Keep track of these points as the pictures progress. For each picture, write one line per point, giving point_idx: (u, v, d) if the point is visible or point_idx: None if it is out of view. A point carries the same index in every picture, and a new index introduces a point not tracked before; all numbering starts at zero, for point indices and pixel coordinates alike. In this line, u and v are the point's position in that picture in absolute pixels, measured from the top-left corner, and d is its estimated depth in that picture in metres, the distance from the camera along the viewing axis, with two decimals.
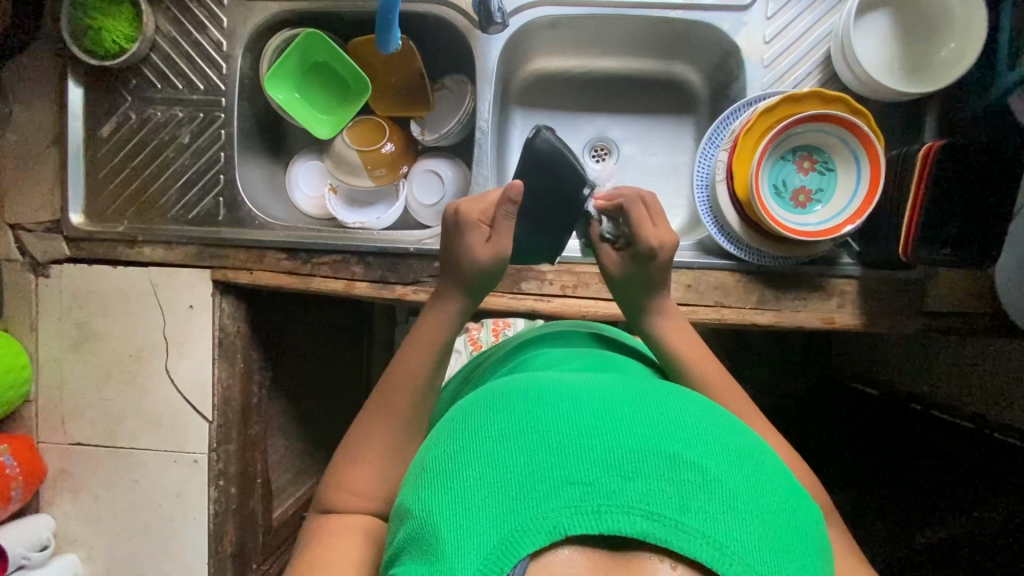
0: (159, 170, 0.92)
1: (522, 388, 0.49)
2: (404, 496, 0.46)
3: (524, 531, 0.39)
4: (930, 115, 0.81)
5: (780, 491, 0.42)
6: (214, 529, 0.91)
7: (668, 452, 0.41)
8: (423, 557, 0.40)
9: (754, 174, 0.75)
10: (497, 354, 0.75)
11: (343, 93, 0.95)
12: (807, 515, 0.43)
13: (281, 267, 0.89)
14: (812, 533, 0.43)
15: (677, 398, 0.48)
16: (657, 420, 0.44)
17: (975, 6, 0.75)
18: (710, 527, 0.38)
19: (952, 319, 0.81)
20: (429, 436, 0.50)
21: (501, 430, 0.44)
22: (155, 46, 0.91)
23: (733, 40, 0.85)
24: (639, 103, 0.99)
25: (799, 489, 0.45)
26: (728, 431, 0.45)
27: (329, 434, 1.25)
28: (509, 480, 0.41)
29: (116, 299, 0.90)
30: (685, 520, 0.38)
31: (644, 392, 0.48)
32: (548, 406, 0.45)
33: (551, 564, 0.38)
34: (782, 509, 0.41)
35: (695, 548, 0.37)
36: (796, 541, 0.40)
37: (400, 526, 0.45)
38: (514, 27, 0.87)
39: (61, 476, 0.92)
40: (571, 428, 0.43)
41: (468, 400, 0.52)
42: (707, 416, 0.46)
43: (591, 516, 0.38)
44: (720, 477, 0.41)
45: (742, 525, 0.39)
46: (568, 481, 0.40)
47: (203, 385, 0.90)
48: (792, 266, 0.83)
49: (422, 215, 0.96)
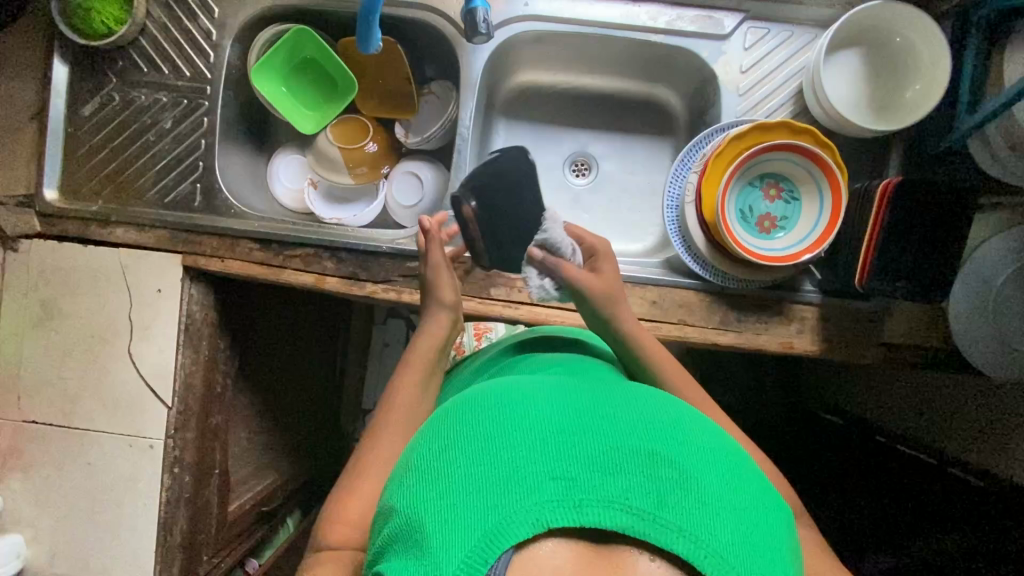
0: (138, 153, 0.92)
1: (505, 391, 0.52)
2: (391, 496, 0.48)
3: (507, 524, 0.40)
4: (895, 152, 0.84)
5: (753, 489, 0.46)
6: (164, 518, 0.90)
7: (645, 450, 0.44)
8: (410, 553, 0.42)
9: (720, 199, 0.77)
10: (476, 362, 0.80)
11: (329, 91, 0.97)
12: (777, 512, 0.46)
13: (253, 256, 0.89)
14: (781, 529, 0.45)
15: (655, 401, 0.51)
16: (636, 420, 0.47)
17: (940, 51, 0.79)
18: (687, 522, 0.41)
19: (906, 352, 0.84)
20: (414, 438, 0.53)
21: (485, 429, 0.46)
22: (144, 30, 0.91)
23: (710, 67, 0.88)
24: (619, 123, 1.02)
25: (770, 490, 0.48)
26: (703, 433, 0.48)
27: (293, 431, 1.25)
28: (494, 475, 0.43)
29: (84, 278, 0.89)
30: (663, 514, 0.41)
31: (625, 396, 0.52)
32: (534, 407, 0.48)
33: (536, 557, 0.40)
34: (754, 506, 0.44)
35: (672, 541, 0.40)
36: (767, 537, 0.43)
37: (386, 525, 0.47)
38: (500, 38, 0.89)
39: (12, 453, 0.90)
40: (553, 427, 0.46)
41: (452, 403, 0.54)
42: (683, 419, 0.49)
43: (573, 509, 0.41)
44: (695, 474, 0.44)
45: (717, 519, 0.41)
46: (551, 476, 0.42)
47: (166, 370, 0.89)
48: (755, 290, 0.85)
49: (400, 215, 0.97)
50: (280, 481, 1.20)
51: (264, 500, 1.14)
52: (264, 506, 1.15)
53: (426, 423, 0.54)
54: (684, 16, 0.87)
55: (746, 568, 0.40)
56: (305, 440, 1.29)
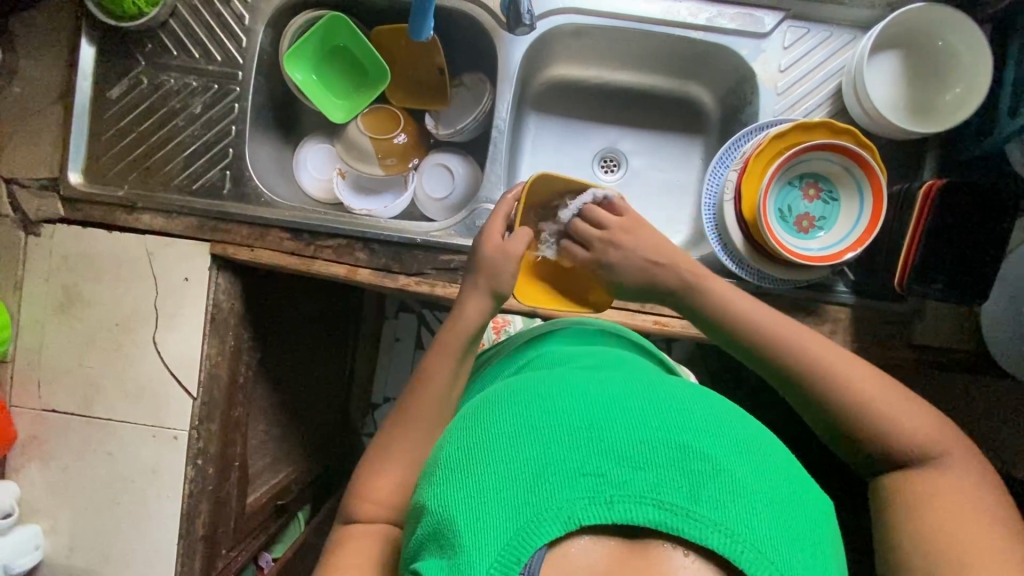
0: (166, 138, 0.90)
1: (531, 389, 0.51)
2: (420, 493, 0.48)
3: (538, 523, 0.40)
4: (933, 155, 0.84)
5: (787, 480, 0.44)
6: (186, 510, 0.88)
7: (676, 442, 0.43)
8: (441, 552, 0.42)
9: (762, 198, 0.77)
10: (502, 353, 0.75)
11: (360, 80, 0.95)
12: (815, 504, 0.44)
13: (283, 246, 0.88)
14: (820, 523, 0.44)
15: (683, 392, 0.50)
16: (665, 412, 0.46)
17: (982, 55, 0.79)
18: (723, 516, 0.39)
19: (937, 355, 0.84)
20: (442, 436, 0.52)
21: (513, 428, 0.46)
22: (175, 13, 0.90)
23: (749, 65, 0.87)
24: (650, 120, 1.01)
25: (807, 481, 0.46)
26: (734, 422, 0.47)
27: (306, 425, 1.23)
28: (523, 473, 0.42)
29: (109, 264, 0.87)
30: (697, 508, 0.39)
31: (652, 387, 0.50)
32: (561, 403, 0.47)
33: (568, 554, 0.39)
34: (791, 500, 0.42)
35: (708, 536, 0.38)
36: (804, 529, 0.41)
37: (417, 524, 0.46)
38: (540, 30, 0.89)
39: (31, 443, 0.89)
40: (580, 423, 0.44)
41: (479, 400, 0.53)
42: (713, 408, 0.48)
43: (604, 506, 0.40)
44: (729, 466, 0.42)
45: (753, 512, 0.40)
46: (581, 472, 0.41)
47: (192, 360, 0.88)
48: (791, 290, 0.85)
49: (429, 208, 0.97)
50: (294, 475, 1.19)
51: (279, 493, 1.13)
52: (280, 500, 1.13)
53: (454, 420, 0.54)
54: (725, 14, 0.86)
55: (784, 562, 0.39)
56: (317, 434, 1.27)
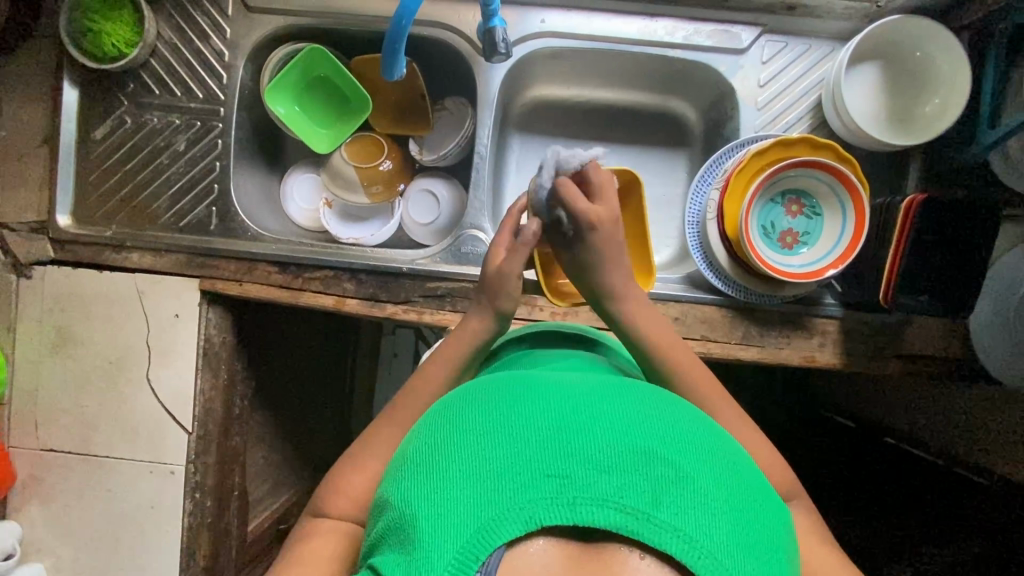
0: (151, 176, 0.91)
1: (504, 385, 0.51)
2: (385, 488, 0.48)
3: (499, 522, 0.40)
4: (914, 165, 0.84)
5: (749, 488, 0.44)
6: (186, 544, 0.89)
7: (642, 447, 0.43)
8: (400, 547, 0.42)
9: (743, 214, 0.77)
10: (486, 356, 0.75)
11: (343, 109, 0.96)
12: (774, 511, 0.45)
13: (272, 279, 0.88)
14: (777, 531, 0.44)
15: (655, 397, 0.50)
16: (635, 416, 0.46)
17: (962, 65, 0.79)
18: (681, 521, 0.40)
19: (929, 364, 0.83)
20: (412, 431, 0.52)
21: (481, 427, 0.46)
22: (155, 52, 0.90)
23: (728, 81, 0.87)
24: (634, 135, 1.01)
25: (770, 490, 0.47)
26: (703, 431, 0.47)
27: (305, 447, 1.24)
28: (487, 472, 0.42)
29: (101, 304, 0.88)
30: (657, 513, 0.40)
31: (624, 390, 0.50)
32: (530, 401, 0.47)
33: (525, 555, 0.39)
34: (752, 508, 0.43)
35: (666, 541, 0.39)
36: (760, 537, 0.42)
37: (380, 517, 0.46)
38: (518, 55, 0.89)
39: (31, 482, 0.90)
40: (550, 424, 0.44)
41: (451, 395, 0.53)
42: (683, 416, 0.48)
43: (566, 508, 0.40)
44: (692, 472, 0.42)
45: (713, 519, 0.40)
46: (544, 474, 0.41)
47: (184, 397, 0.88)
48: (777, 304, 0.85)
49: (417, 234, 0.97)
50: (295, 498, 1.19)
51: (280, 518, 1.14)
52: (281, 525, 1.14)
53: (424, 415, 0.54)
54: (702, 31, 0.86)
55: (741, 569, 0.39)
56: (317, 456, 1.27)
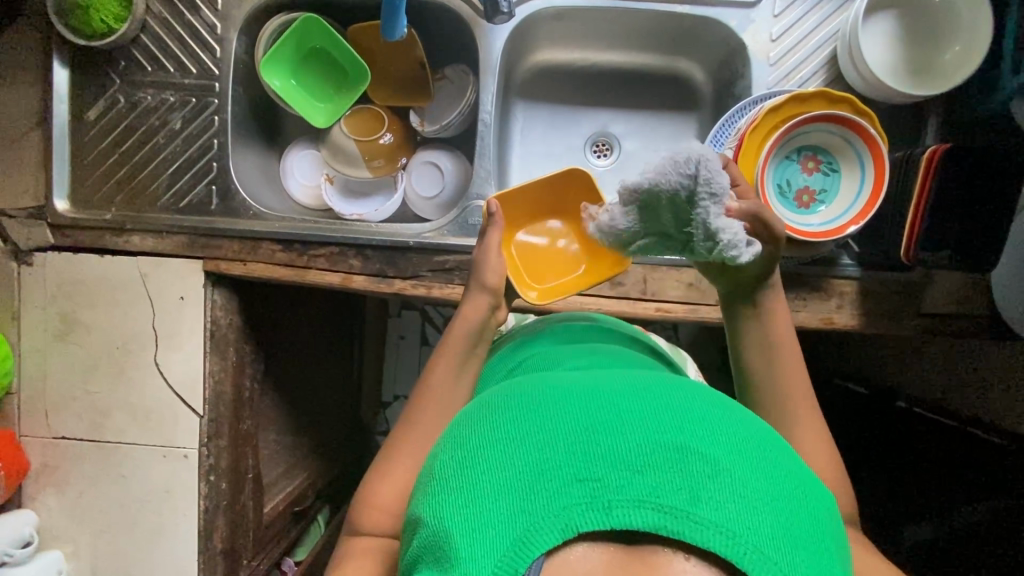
0: (148, 157, 0.89)
1: (527, 391, 0.49)
2: (416, 506, 0.46)
3: (535, 533, 0.39)
4: (934, 118, 0.81)
5: (788, 475, 0.43)
6: (204, 525, 0.89)
7: (674, 442, 0.41)
8: (437, 564, 0.41)
9: (759, 173, 0.75)
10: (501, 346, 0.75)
11: (341, 81, 0.93)
12: (815, 498, 0.43)
13: (276, 258, 0.87)
14: (821, 517, 0.42)
15: (681, 389, 0.48)
16: (663, 411, 0.44)
17: (983, 10, 0.76)
18: (723, 517, 0.38)
19: (949, 322, 0.82)
20: (437, 443, 0.51)
21: (508, 435, 0.44)
22: (145, 27, 0.87)
23: (739, 37, 0.84)
24: (641, 99, 0.98)
25: (810, 476, 0.45)
26: (734, 420, 0.45)
27: (316, 429, 1.23)
28: (518, 482, 0.41)
29: (104, 289, 0.87)
30: (697, 509, 0.38)
31: (650, 386, 0.49)
32: (557, 406, 0.46)
33: (566, 562, 0.38)
34: (792, 496, 0.41)
35: (708, 538, 0.37)
36: (804, 526, 0.40)
37: (414, 536, 0.45)
38: (520, 17, 0.86)
39: (44, 471, 0.89)
40: (578, 427, 0.43)
41: (474, 404, 0.52)
42: (712, 406, 0.46)
43: (602, 512, 0.39)
44: (728, 465, 0.41)
45: (754, 512, 0.39)
46: (577, 479, 0.40)
47: (194, 379, 0.87)
48: (793, 266, 0.83)
49: (421, 208, 0.95)
50: (310, 481, 1.18)
51: (296, 500, 1.13)
52: (297, 506, 1.13)
53: (449, 425, 0.52)
54: None
55: (789, 562, 0.38)
56: (328, 438, 1.26)
